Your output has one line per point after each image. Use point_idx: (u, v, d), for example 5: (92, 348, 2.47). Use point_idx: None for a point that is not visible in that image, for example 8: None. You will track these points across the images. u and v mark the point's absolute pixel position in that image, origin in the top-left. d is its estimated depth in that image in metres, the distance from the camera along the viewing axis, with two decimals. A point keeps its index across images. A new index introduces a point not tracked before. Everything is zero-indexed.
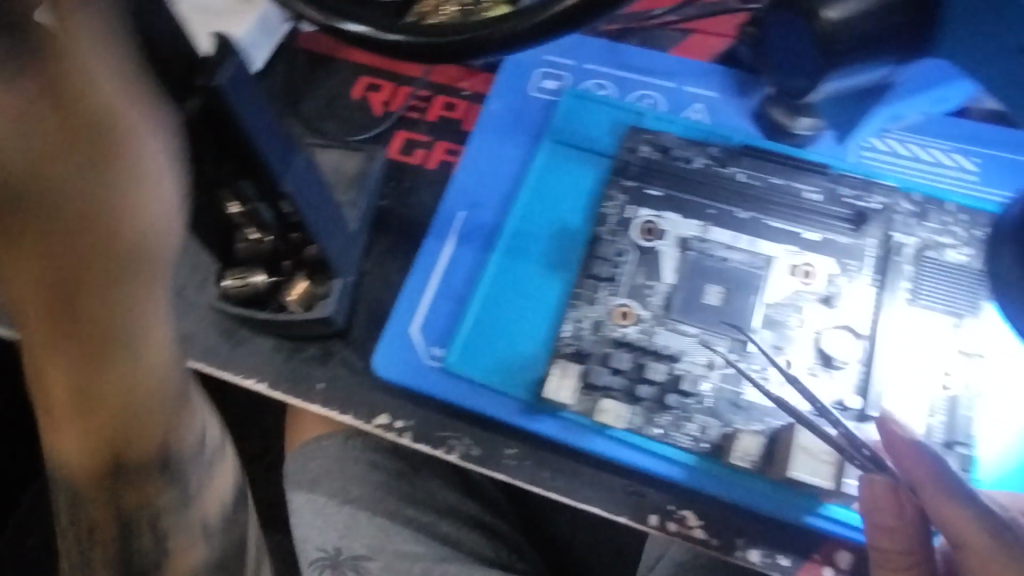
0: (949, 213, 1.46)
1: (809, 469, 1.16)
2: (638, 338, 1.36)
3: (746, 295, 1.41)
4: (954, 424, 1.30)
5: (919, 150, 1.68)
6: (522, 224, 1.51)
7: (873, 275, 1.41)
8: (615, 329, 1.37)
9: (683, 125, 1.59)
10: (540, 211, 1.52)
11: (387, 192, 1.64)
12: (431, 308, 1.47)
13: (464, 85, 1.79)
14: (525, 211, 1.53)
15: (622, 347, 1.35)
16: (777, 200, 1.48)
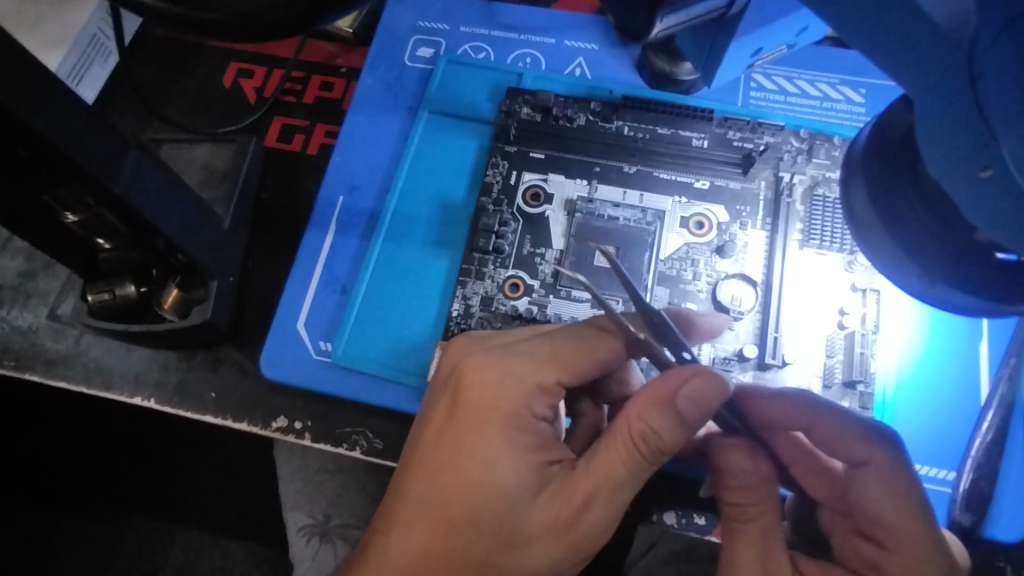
0: (835, 146, 1.76)
1: (701, 426, 1.46)
2: (528, 308, 1.66)
3: (623, 258, 1.69)
4: (850, 344, 1.58)
5: (806, 86, 1.92)
6: (401, 217, 1.81)
7: (738, 239, 1.69)
8: (507, 301, 1.67)
9: (565, 84, 1.92)
10: (417, 203, 1.83)
11: (286, 183, 2.08)
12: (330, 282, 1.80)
13: (339, 60, 2.24)
14: (403, 205, 1.83)
15: (517, 315, 1.66)
16: (666, 151, 1.77)
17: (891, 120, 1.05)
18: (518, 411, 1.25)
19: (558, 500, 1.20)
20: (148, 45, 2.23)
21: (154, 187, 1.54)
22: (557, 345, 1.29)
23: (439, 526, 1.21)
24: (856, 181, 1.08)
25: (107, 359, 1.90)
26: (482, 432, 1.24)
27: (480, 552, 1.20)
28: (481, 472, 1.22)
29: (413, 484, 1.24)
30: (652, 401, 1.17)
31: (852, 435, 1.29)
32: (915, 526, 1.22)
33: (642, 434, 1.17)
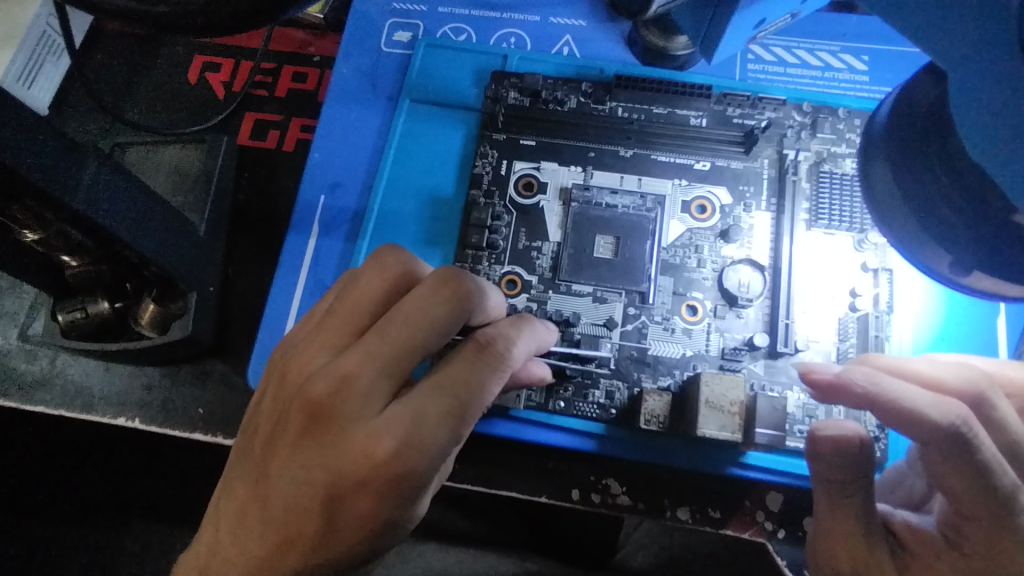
0: (840, 119, 1.68)
1: (717, 425, 1.38)
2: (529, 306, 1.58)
3: (623, 245, 1.61)
4: (864, 327, 1.52)
5: (806, 56, 1.84)
6: (384, 216, 1.71)
7: (740, 218, 1.63)
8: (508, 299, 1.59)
9: (553, 65, 1.81)
10: (402, 200, 1.72)
11: (263, 181, 1.99)
12: (307, 290, 1.69)
13: (311, 48, 2.11)
14: (388, 202, 1.72)
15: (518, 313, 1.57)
16: (664, 131, 1.67)
17: (916, 90, 0.96)
18: (357, 417, 0.94)
19: (364, 507, 0.95)
20: (105, 45, 2.10)
21: (118, 199, 1.43)
22: (392, 339, 0.96)
23: (279, 535, 0.97)
24: (878, 160, 1.02)
25: (86, 380, 1.80)
26: (284, 448, 0.98)
27: (321, 551, 0.97)
28: (302, 480, 0.96)
29: (245, 484, 1.04)
30: (448, 383, 0.95)
31: (919, 412, 1.04)
32: (993, 503, 1.03)
33: (444, 413, 0.94)
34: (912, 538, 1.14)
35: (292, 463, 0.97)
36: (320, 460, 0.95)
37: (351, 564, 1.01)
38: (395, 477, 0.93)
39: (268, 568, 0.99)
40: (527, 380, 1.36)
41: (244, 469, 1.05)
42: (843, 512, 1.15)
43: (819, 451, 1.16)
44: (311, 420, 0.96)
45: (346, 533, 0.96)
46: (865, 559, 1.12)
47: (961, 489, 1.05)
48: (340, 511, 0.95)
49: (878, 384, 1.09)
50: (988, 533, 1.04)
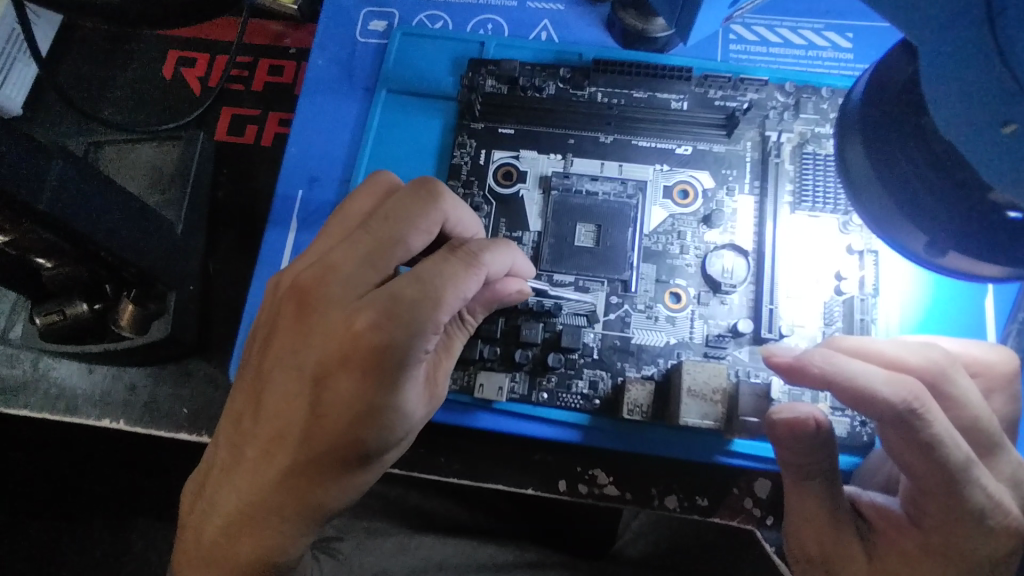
0: (823, 99, 1.65)
1: (699, 413, 1.36)
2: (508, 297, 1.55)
3: (604, 233, 1.58)
4: (850, 311, 1.50)
5: (789, 35, 1.80)
6: None
7: (726, 201, 1.60)
8: None
9: (531, 50, 1.78)
10: None
11: (243, 176, 1.98)
12: None
13: (287, 40, 2.10)
14: None
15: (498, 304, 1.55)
16: (644, 116, 1.64)
17: (892, 66, 0.92)
18: (338, 301, 1.05)
19: (346, 387, 1.03)
20: (79, 44, 2.08)
21: (88, 200, 1.40)
22: (375, 232, 1.10)
23: (273, 423, 1.07)
24: (852, 138, 0.99)
25: (69, 382, 1.79)
26: (277, 340, 1.09)
27: (310, 441, 1.05)
28: (292, 364, 1.06)
29: (242, 392, 1.14)
30: (426, 272, 1.04)
31: (872, 390, 1.13)
32: (944, 476, 1.12)
33: (420, 297, 1.02)
34: (878, 518, 1.26)
35: (286, 354, 1.08)
36: (309, 342, 1.05)
37: (341, 462, 1.06)
38: (376, 351, 1.01)
39: (262, 462, 1.07)
40: (506, 296, 1.28)
41: (243, 376, 1.16)
42: (808, 490, 1.27)
43: (779, 436, 1.24)
44: (299, 309, 1.08)
45: (333, 419, 1.03)
46: (831, 538, 1.24)
47: (916, 464, 1.15)
48: (326, 394, 1.04)
49: (832, 362, 1.17)
50: (942, 506, 1.15)
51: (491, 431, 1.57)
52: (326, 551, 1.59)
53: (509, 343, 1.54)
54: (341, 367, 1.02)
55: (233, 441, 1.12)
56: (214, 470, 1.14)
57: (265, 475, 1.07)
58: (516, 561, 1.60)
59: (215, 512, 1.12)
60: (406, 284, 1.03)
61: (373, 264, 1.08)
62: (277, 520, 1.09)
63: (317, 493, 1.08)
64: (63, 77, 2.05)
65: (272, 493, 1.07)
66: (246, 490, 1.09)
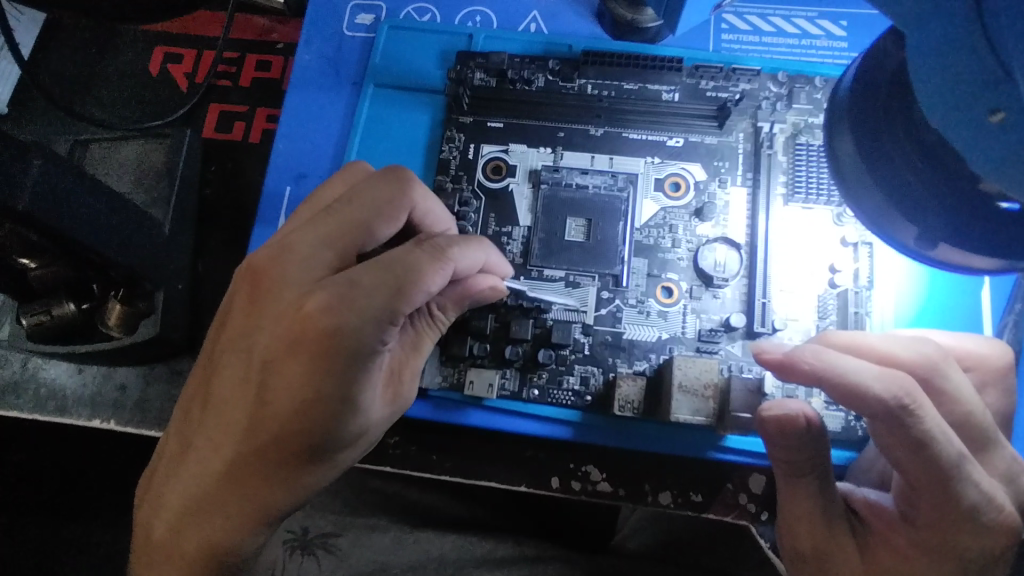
0: (816, 89, 1.62)
1: (690, 409, 1.35)
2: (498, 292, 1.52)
3: (596, 227, 1.56)
4: (844, 304, 1.48)
5: (782, 23, 1.77)
6: None
7: (719, 193, 1.58)
8: None
9: (520, 42, 1.75)
10: None
11: (233, 173, 1.97)
12: None
13: (275, 35, 2.09)
14: None
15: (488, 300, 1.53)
16: (635, 108, 1.62)
17: (884, 54, 0.89)
18: (292, 282, 1.06)
19: (294, 373, 1.01)
20: (64, 41, 2.07)
21: (71, 199, 1.38)
22: (337, 214, 1.08)
23: (222, 409, 1.08)
24: (842, 129, 0.97)
25: (59, 383, 1.77)
26: (233, 322, 1.11)
27: (256, 428, 1.04)
28: (244, 348, 1.08)
29: (200, 378, 1.16)
30: (384, 261, 1.03)
31: (863, 385, 1.12)
32: (936, 472, 1.11)
33: (377, 284, 1.01)
34: (871, 514, 1.25)
35: (243, 336, 1.09)
36: (262, 325, 1.06)
37: (289, 457, 1.05)
38: (324, 339, 0.99)
39: (211, 450, 1.07)
40: (478, 289, 1.28)
41: (203, 362, 1.18)
42: (802, 489, 1.25)
43: (768, 432, 1.23)
44: (254, 291, 1.09)
45: (279, 407, 1.02)
46: (825, 538, 1.22)
47: (907, 461, 1.14)
48: (272, 379, 1.03)
49: (823, 359, 1.16)
50: (934, 502, 1.14)
51: (481, 428, 1.56)
52: (326, 548, 1.59)
53: (498, 339, 1.53)
54: (291, 353, 1.01)
55: (186, 429, 1.13)
56: (164, 461, 1.15)
57: (211, 464, 1.07)
58: (511, 556, 1.60)
59: (163, 507, 1.11)
60: (359, 272, 1.02)
61: (332, 248, 1.07)
62: (224, 515, 1.08)
63: (263, 489, 1.07)
64: (48, 74, 2.03)
65: (219, 485, 1.07)
66: (195, 481, 1.08)
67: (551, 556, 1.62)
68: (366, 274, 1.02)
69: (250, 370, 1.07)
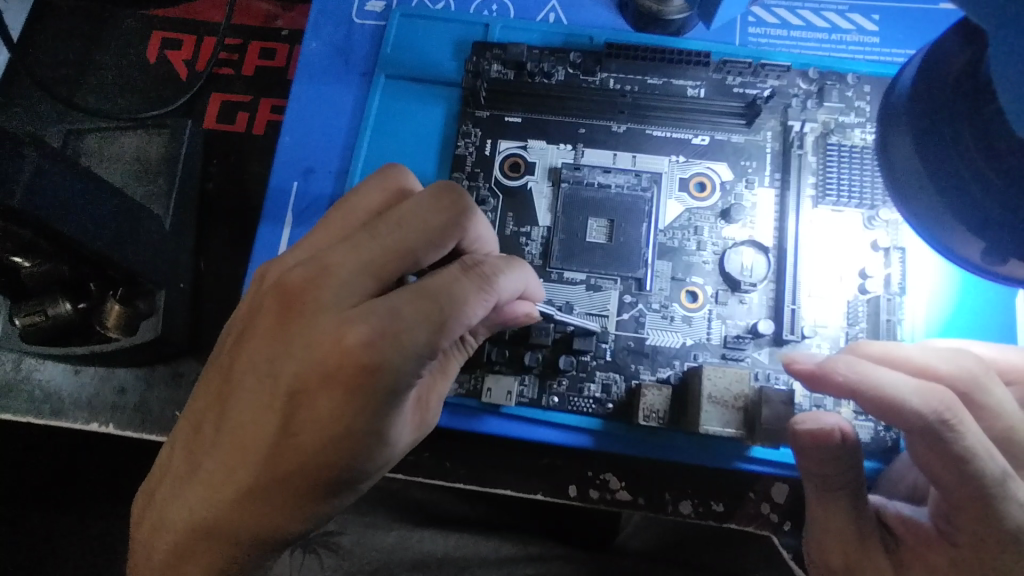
0: (848, 86, 1.57)
1: (720, 421, 1.30)
2: None
3: (618, 228, 1.50)
4: (875, 310, 1.43)
5: (810, 17, 1.71)
6: None
7: (747, 193, 1.53)
8: None
9: (538, 33, 1.68)
10: None
11: (235, 166, 1.89)
12: None
13: (278, 21, 2.00)
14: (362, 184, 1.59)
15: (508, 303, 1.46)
16: (660, 104, 1.55)
17: (945, 55, 0.84)
18: (329, 307, 0.97)
19: (325, 405, 0.95)
20: (56, 24, 1.97)
21: (66, 194, 1.30)
22: (382, 237, 1.00)
23: (240, 434, 1.00)
24: (900, 131, 0.91)
25: (54, 384, 1.70)
26: (256, 339, 1.02)
27: (276, 459, 0.98)
28: (270, 371, 0.99)
29: (212, 392, 1.07)
30: (431, 292, 0.95)
31: (900, 400, 1.08)
32: (978, 491, 1.07)
33: (423, 318, 0.94)
34: (905, 530, 1.22)
35: (267, 358, 0.99)
36: (290, 351, 0.97)
37: (313, 487, 0.99)
38: (362, 376, 0.93)
39: (222, 475, 1.00)
40: (508, 317, 1.20)
41: (215, 372, 1.09)
42: (833, 503, 1.23)
43: (801, 445, 1.20)
44: (283, 311, 0.99)
45: (305, 438, 0.96)
46: (858, 554, 1.20)
47: (948, 478, 1.09)
48: (300, 409, 0.96)
49: (859, 371, 1.11)
50: (976, 522, 1.09)
51: (498, 436, 1.50)
52: (330, 546, 1.55)
53: (517, 344, 1.46)
54: (324, 384, 0.94)
55: (193, 446, 1.06)
56: (172, 473, 1.08)
57: (224, 489, 1.00)
58: (517, 554, 1.54)
59: (173, 521, 1.04)
60: (404, 304, 0.94)
61: (372, 274, 0.99)
62: (239, 533, 1.01)
63: (283, 514, 1.01)
64: (39, 60, 1.94)
65: (232, 508, 1.00)
66: (204, 503, 1.02)
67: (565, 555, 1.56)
68: (412, 307, 0.94)
69: (273, 397, 0.98)
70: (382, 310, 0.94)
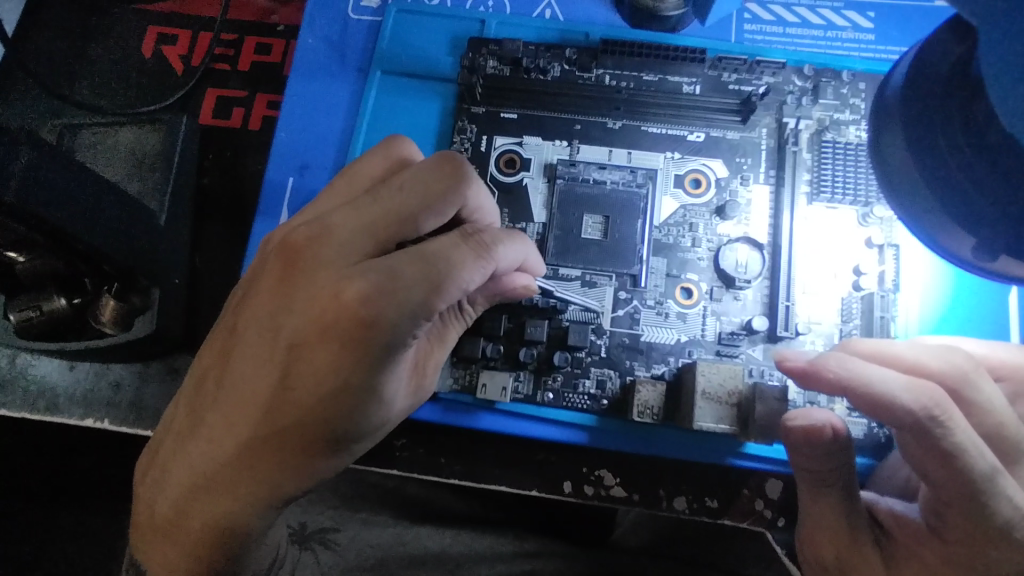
0: (844, 83, 1.57)
1: (714, 417, 1.31)
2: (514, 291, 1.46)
3: (614, 224, 1.51)
4: (869, 307, 1.43)
5: (806, 13, 1.71)
6: None
7: (749, 186, 1.53)
8: None
9: (534, 29, 1.68)
10: None
11: (231, 161, 1.89)
12: None
13: (275, 16, 2.00)
14: None
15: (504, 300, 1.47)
16: (655, 100, 1.55)
17: (938, 51, 0.84)
18: (328, 264, 0.97)
19: (322, 361, 0.95)
20: (51, 20, 1.97)
21: (61, 189, 1.30)
22: (382, 201, 1.00)
23: (239, 389, 1.00)
24: (892, 128, 0.91)
25: (49, 379, 1.70)
26: (258, 297, 1.02)
27: (274, 414, 0.98)
28: (270, 328, 0.99)
29: (215, 350, 1.08)
30: (428, 252, 0.96)
31: (891, 396, 1.08)
32: (965, 486, 1.08)
33: (419, 277, 0.94)
34: (896, 526, 1.23)
35: (268, 315, 1.00)
36: (290, 308, 0.98)
37: (311, 448, 1.00)
38: (358, 332, 0.93)
39: (221, 430, 1.00)
40: (507, 289, 1.24)
41: (219, 334, 1.10)
42: (825, 499, 1.23)
43: (794, 441, 1.20)
44: (284, 268, 0.99)
45: (302, 394, 0.96)
46: (848, 548, 1.21)
47: (936, 473, 1.10)
48: (299, 365, 0.96)
49: (847, 370, 1.12)
50: (966, 518, 1.10)
51: (493, 432, 1.51)
52: (326, 543, 1.53)
53: (513, 340, 1.47)
54: (323, 338, 0.94)
55: (195, 404, 1.06)
56: (172, 433, 1.09)
57: (221, 446, 1.00)
58: (516, 551, 1.56)
59: (168, 483, 1.05)
60: (399, 265, 0.94)
61: (372, 234, 0.99)
62: (231, 499, 1.01)
63: (280, 477, 1.01)
64: (34, 55, 1.93)
65: (227, 468, 1.00)
66: (202, 461, 1.02)
67: (555, 551, 1.58)
68: (408, 266, 0.94)
69: (272, 355, 0.98)
70: (378, 269, 0.94)
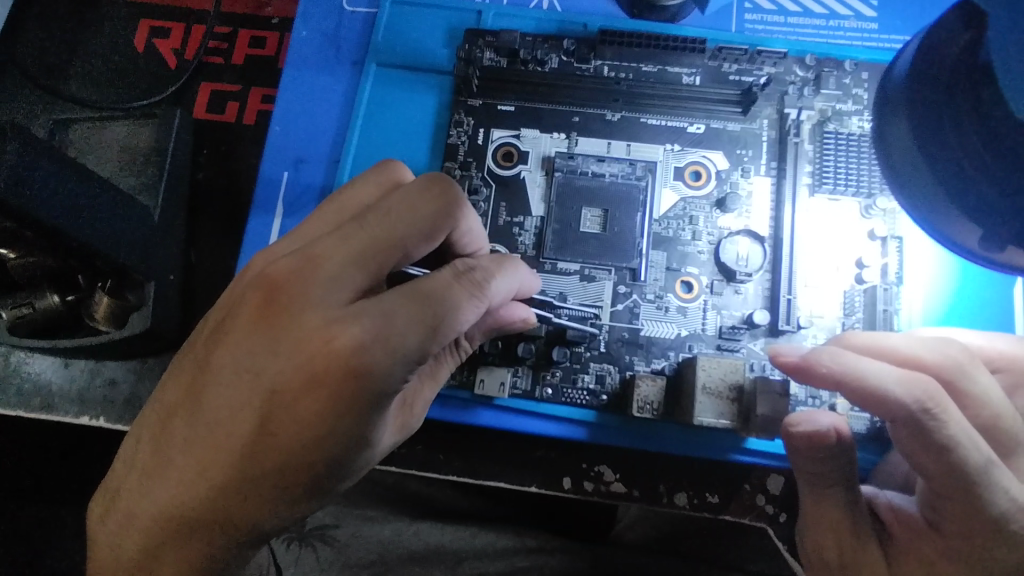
0: (846, 73, 1.55)
1: (715, 412, 1.29)
2: None
3: (613, 217, 1.49)
4: (872, 301, 1.42)
5: (807, 3, 1.69)
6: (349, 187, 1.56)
7: (757, 180, 1.51)
8: None
9: (532, 20, 1.66)
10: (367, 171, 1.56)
11: (225, 157, 1.87)
12: None
13: (269, 9, 1.97)
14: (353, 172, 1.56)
15: None
16: (654, 91, 1.53)
17: (945, 36, 0.82)
18: (316, 303, 0.93)
19: (308, 410, 0.92)
20: (45, 15, 1.95)
21: (52, 182, 1.27)
22: (370, 227, 0.97)
23: (215, 431, 0.96)
24: (898, 118, 0.88)
25: (44, 377, 1.68)
26: (234, 334, 0.97)
27: (254, 459, 0.95)
28: (249, 369, 0.94)
29: (185, 379, 1.02)
30: (423, 291, 0.95)
31: (883, 390, 1.06)
32: (962, 478, 1.05)
33: (415, 320, 0.93)
34: (894, 520, 1.21)
35: (248, 356, 0.95)
36: (271, 356, 0.93)
37: (296, 485, 0.97)
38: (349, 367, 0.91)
39: (191, 471, 0.96)
40: (509, 321, 1.24)
41: (186, 364, 1.04)
42: (829, 499, 1.21)
43: (796, 446, 1.18)
44: (264, 308, 0.95)
45: (284, 438, 0.94)
46: (852, 545, 1.19)
47: (932, 469, 1.08)
48: (280, 413, 0.93)
49: (843, 363, 1.08)
50: (971, 515, 1.08)
51: (491, 428, 1.49)
52: (325, 539, 1.54)
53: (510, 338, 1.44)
54: (312, 386, 0.92)
55: (169, 401, 1.03)
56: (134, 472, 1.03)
57: (194, 484, 0.97)
58: (517, 546, 1.54)
59: (134, 519, 1.01)
60: (392, 309, 0.92)
61: (362, 266, 0.95)
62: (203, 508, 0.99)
63: (252, 506, 0.98)
64: (27, 51, 1.92)
65: (201, 501, 0.97)
66: (170, 467, 0.99)
67: (554, 545, 1.56)
68: (402, 310, 0.93)
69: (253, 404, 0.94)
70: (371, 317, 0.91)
